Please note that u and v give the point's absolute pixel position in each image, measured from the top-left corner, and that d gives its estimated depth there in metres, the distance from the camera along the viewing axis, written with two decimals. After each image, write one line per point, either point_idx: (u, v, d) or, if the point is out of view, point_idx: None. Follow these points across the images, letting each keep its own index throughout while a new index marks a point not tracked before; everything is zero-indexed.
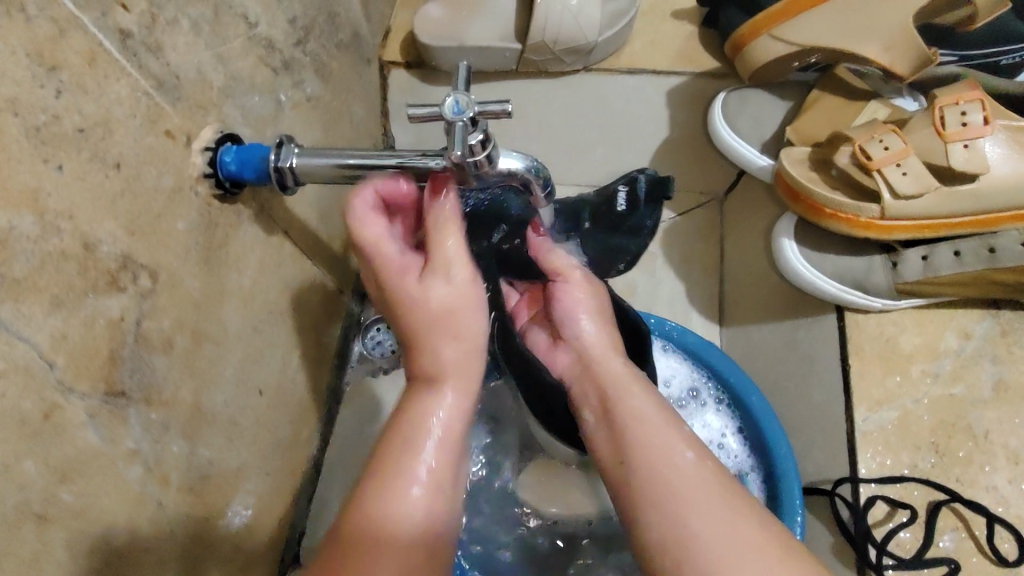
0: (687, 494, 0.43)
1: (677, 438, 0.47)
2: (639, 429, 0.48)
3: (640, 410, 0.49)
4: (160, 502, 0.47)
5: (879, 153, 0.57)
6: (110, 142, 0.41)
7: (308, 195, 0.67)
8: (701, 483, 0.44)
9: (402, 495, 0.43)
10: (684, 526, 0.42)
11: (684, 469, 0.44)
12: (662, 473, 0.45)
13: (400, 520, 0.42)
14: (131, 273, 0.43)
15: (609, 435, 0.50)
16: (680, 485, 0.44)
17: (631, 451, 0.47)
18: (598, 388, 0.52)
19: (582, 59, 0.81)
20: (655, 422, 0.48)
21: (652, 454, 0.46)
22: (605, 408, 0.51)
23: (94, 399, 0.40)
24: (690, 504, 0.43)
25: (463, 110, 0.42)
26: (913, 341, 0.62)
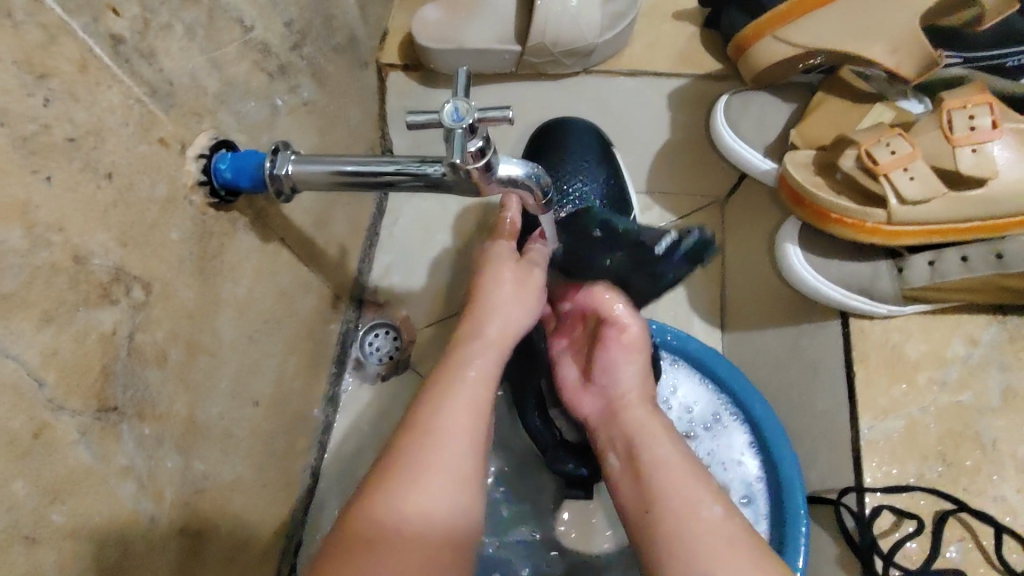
0: (714, 551, 0.43)
1: (703, 492, 0.47)
2: (666, 479, 0.48)
3: (668, 459, 0.50)
4: (154, 519, 0.46)
5: (886, 157, 0.56)
6: (102, 152, 0.40)
7: (304, 201, 0.66)
8: (726, 540, 0.44)
9: (432, 483, 0.44)
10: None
11: (709, 524, 0.45)
12: (687, 525, 0.45)
13: (424, 509, 0.43)
14: (124, 285, 0.42)
15: (632, 482, 0.50)
16: (705, 540, 0.44)
17: (656, 501, 0.47)
18: (625, 434, 0.54)
19: (581, 61, 0.80)
20: (678, 472, 0.49)
21: (679, 507, 0.46)
22: (630, 453, 0.52)
23: (86, 415, 0.39)
24: (715, 560, 0.43)
25: (462, 116, 0.40)
26: (919, 348, 0.61)
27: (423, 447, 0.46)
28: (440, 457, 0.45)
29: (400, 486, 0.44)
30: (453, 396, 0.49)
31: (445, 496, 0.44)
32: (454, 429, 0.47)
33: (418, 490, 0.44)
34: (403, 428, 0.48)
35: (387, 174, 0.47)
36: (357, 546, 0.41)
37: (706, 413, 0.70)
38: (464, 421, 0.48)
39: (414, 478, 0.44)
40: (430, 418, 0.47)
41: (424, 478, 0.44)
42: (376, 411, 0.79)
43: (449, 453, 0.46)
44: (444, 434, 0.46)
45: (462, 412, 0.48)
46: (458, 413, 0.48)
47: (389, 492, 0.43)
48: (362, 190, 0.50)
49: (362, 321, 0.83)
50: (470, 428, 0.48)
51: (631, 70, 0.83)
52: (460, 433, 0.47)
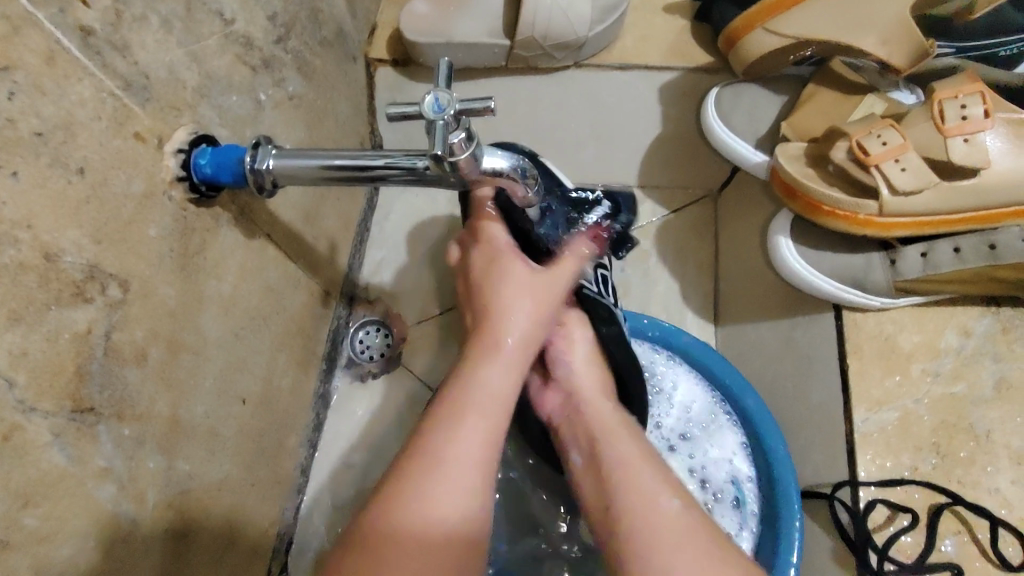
0: (674, 543, 0.43)
1: (664, 486, 0.47)
2: (627, 473, 0.49)
3: (627, 456, 0.50)
4: (135, 522, 0.45)
5: (877, 148, 0.56)
6: (73, 146, 0.39)
7: (290, 196, 0.65)
8: (683, 533, 0.43)
9: (447, 485, 0.43)
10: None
11: (666, 519, 0.44)
12: (643, 517, 0.45)
13: (430, 518, 0.42)
14: (99, 283, 0.41)
15: (593, 477, 0.51)
16: (664, 532, 0.43)
17: (615, 494, 0.48)
18: (590, 432, 0.54)
19: (573, 54, 0.78)
20: (638, 464, 0.49)
21: (640, 498, 0.46)
22: (592, 448, 0.53)
23: (59, 416, 0.39)
24: (676, 553, 0.42)
25: (443, 107, 0.40)
26: (913, 339, 0.60)
27: (443, 449, 0.44)
28: (455, 454, 0.44)
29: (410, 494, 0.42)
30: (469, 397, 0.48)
31: (459, 501, 0.43)
32: (474, 436, 0.46)
33: (428, 497, 0.42)
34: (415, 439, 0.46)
35: (374, 167, 0.46)
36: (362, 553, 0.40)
37: (702, 413, 0.69)
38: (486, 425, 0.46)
39: (427, 481, 0.42)
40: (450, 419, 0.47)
41: (437, 482, 0.42)
42: (367, 409, 0.78)
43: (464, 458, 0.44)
44: (462, 438, 0.45)
45: (481, 414, 0.47)
46: (478, 417, 0.47)
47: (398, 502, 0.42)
48: (350, 184, 0.49)
49: (353, 318, 0.82)
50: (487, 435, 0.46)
51: (622, 64, 0.81)
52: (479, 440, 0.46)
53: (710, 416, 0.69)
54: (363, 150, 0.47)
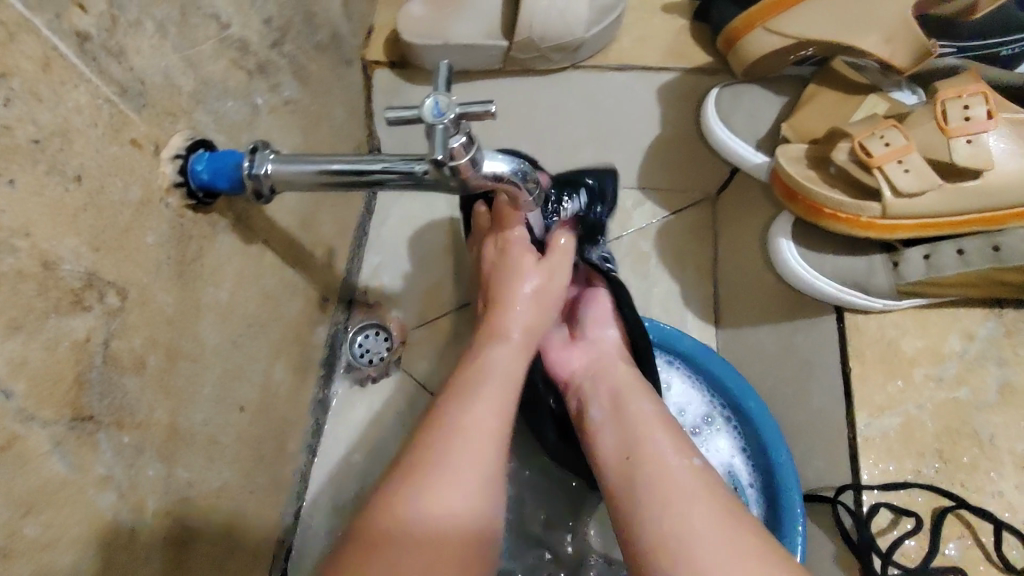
0: (693, 496, 0.45)
1: (683, 446, 0.50)
2: (647, 432, 0.51)
3: (648, 414, 0.53)
4: (135, 530, 0.44)
5: (880, 149, 0.55)
6: (69, 154, 0.38)
7: (287, 202, 0.64)
8: (703, 486, 0.46)
9: (452, 484, 0.43)
10: (686, 524, 0.43)
11: (685, 473, 0.47)
12: (665, 471, 0.47)
13: (439, 509, 0.42)
14: (97, 291, 0.40)
15: (615, 428, 0.53)
16: (682, 486, 0.45)
17: (640, 447, 0.50)
18: (612, 388, 0.57)
19: (569, 57, 0.79)
20: (658, 423, 0.52)
21: (657, 456, 0.48)
22: (615, 403, 0.55)
23: (59, 425, 0.38)
24: (694, 504, 0.44)
25: (443, 111, 0.39)
26: (915, 344, 0.60)
27: (447, 441, 0.45)
28: (461, 444, 0.45)
29: (420, 486, 0.42)
30: (478, 386, 0.50)
31: (464, 498, 0.43)
32: (484, 425, 0.47)
33: (440, 488, 0.43)
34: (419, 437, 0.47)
35: (374, 172, 0.46)
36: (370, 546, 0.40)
37: (697, 415, 0.70)
38: (497, 413, 0.48)
39: (436, 474, 0.43)
40: (450, 412, 0.48)
41: (446, 475, 0.43)
42: (366, 414, 0.78)
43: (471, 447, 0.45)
44: (474, 425, 0.46)
45: (493, 400, 0.49)
46: (484, 408, 0.48)
47: (405, 495, 0.42)
48: (350, 190, 0.49)
49: (351, 322, 0.82)
50: (496, 424, 0.48)
51: (620, 65, 0.81)
52: (484, 427, 0.47)
53: (708, 417, 0.70)
54: (362, 155, 0.47)
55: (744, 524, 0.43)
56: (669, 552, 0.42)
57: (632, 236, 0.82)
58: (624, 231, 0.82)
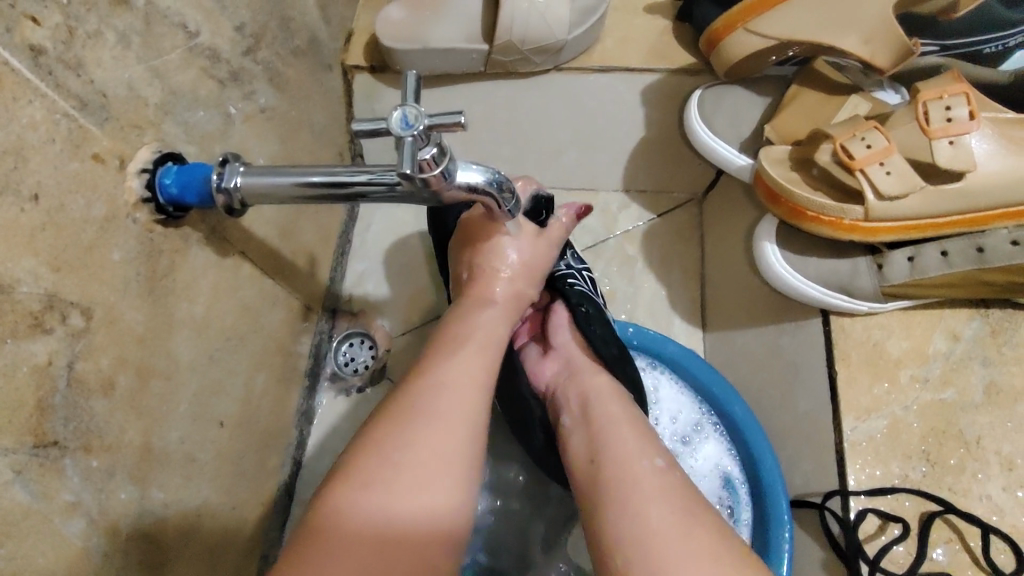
0: (653, 493, 0.43)
1: (649, 446, 0.48)
2: (614, 433, 0.50)
3: (618, 416, 0.52)
4: (107, 556, 0.43)
5: (862, 151, 0.54)
6: (24, 172, 0.37)
7: (264, 213, 0.63)
8: (664, 486, 0.44)
9: (403, 480, 0.41)
10: (643, 523, 0.42)
11: (649, 475, 0.45)
12: (626, 472, 0.46)
13: (406, 508, 0.40)
14: (58, 312, 0.39)
15: (585, 432, 0.52)
16: (643, 486, 0.44)
17: (605, 449, 0.49)
18: (584, 395, 0.56)
19: (552, 58, 0.75)
20: (626, 425, 0.51)
21: (623, 456, 0.47)
22: (586, 410, 0.54)
23: (20, 453, 0.37)
24: (652, 505, 0.43)
25: (412, 123, 0.38)
26: (901, 345, 0.59)
27: (408, 426, 0.43)
28: (416, 432, 0.43)
29: (385, 478, 0.41)
30: (437, 371, 0.47)
31: (416, 495, 0.41)
32: (447, 410, 0.44)
33: (408, 482, 0.41)
34: (375, 423, 0.44)
35: (355, 185, 0.45)
36: (326, 544, 0.39)
37: (687, 423, 0.69)
38: (460, 392, 0.46)
39: (390, 469, 0.41)
40: (416, 393, 0.45)
41: (401, 469, 0.41)
42: (350, 424, 0.77)
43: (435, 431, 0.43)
44: (431, 413, 0.44)
45: (453, 386, 0.46)
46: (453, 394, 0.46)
47: (366, 489, 0.40)
48: (330, 201, 0.47)
49: (336, 331, 0.80)
50: (470, 409, 0.45)
51: (603, 66, 0.77)
52: (458, 417, 0.44)
53: (696, 422, 0.69)
54: (343, 166, 0.46)
55: (704, 526, 0.41)
56: (626, 556, 0.41)
57: (618, 239, 0.83)
58: (611, 234, 0.84)
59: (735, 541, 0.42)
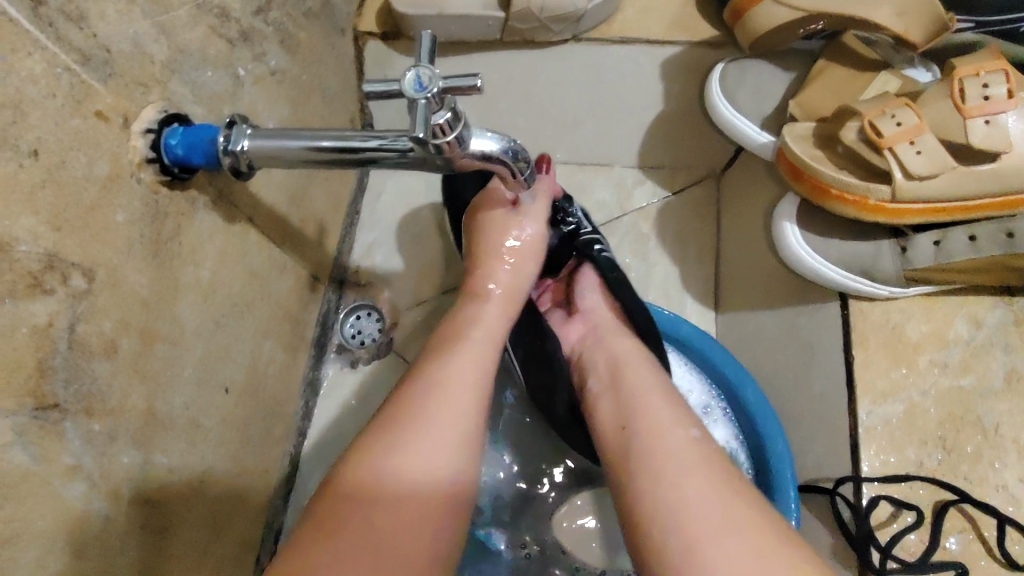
0: (688, 465, 0.43)
1: (682, 417, 0.47)
2: (647, 401, 0.49)
3: (647, 386, 0.51)
4: (109, 520, 0.43)
5: (891, 129, 0.52)
6: (23, 127, 0.36)
7: (274, 177, 0.62)
8: (699, 458, 0.43)
9: (416, 446, 0.43)
10: (677, 496, 0.41)
11: (684, 446, 0.44)
12: (658, 441, 0.45)
13: (428, 467, 0.43)
14: (59, 273, 0.38)
15: (614, 399, 0.52)
16: (677, 457, 0.44)
17: (636, 417, 0.48)
18: (612, 361, 0.56)
19: (570, 28, 0.73)
20: (658, 392, 0.50)
21: (656, 426, 0.47)
22: (614, 376, 0.54)
23: (20, 414, 0.36)
24: (688, 475, 0.42)
25: (426, 86, 0.36)
26: (920, 330, 0.58)
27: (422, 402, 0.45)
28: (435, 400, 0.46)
29: (401, 441, 0.43)
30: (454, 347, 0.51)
31: (431, 460, 0.43)
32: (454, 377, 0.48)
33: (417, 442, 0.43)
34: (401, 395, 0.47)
35: (367, 149, 0.44)
36: (369, 497, 0.41)
37: (698, 403, 0.69)
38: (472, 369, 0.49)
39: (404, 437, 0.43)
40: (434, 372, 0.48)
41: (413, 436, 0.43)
42: (356, 396, 0.76)
43: (459, 390, 0.47)
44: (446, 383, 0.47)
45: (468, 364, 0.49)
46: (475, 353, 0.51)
47: (383, 450, 0.43)
48: (341, 165, 0.46)
49: (343, 302, 0.80)
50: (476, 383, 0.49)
51: (623, 37, 0.75)
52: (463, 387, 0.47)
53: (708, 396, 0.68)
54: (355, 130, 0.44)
55: (741, 495, 0.41)
56: (662, 525, 0.40)
57: (632, 216, 0.82)
58: (625, 212, 0.82)
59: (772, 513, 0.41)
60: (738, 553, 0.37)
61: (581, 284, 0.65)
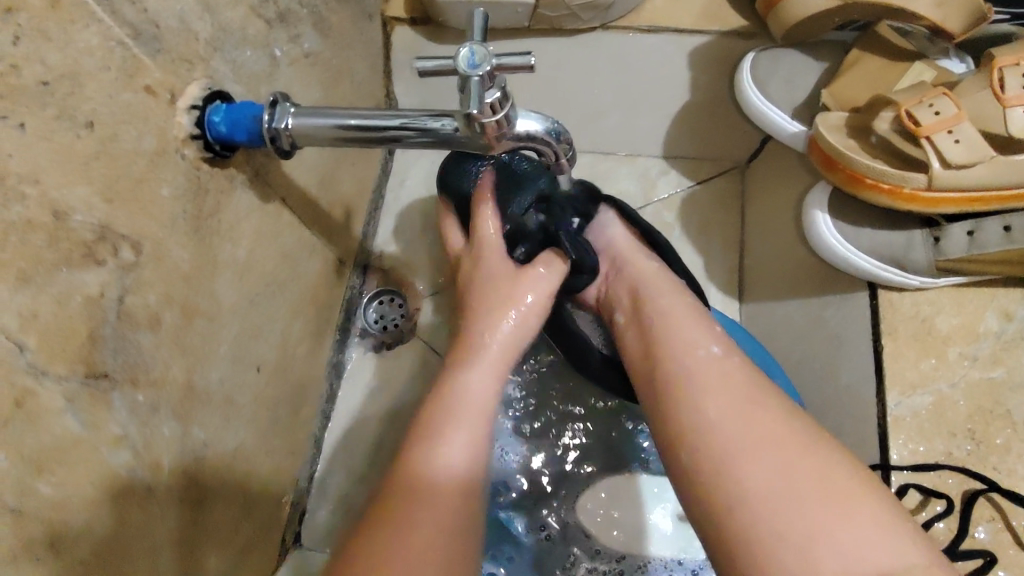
0: (711, 385, 0.46)
1: (706, 336, 0.50)
2: (669, 326, 0.52)
3: (671, 310, 0.54)
4: (151, 490, 0.44)
5: (929, 118, 0.52)
6: (80, 98, 0.36)
7: (306, 159, 0.62)
8: (723, 377, 0.46)
9: (451, 444, 0.46)
10: (705, 418, 0.44)
11: (708, 362, 0.47)
12: (683, 370, 0.48)
13: (462, 461, 0.45)
14: (110, 244, 0.39)
15: (641, 330, 0.54)
16: (702, 376, 0.47)
17: (661, 344, 0.51)
18: (634, 288, 0.58)
19: (601, 15, 0.75)
20: (682, 316, 0.53)
21: (679, 351, 0.49)
22: (638, 304, 0.56)
23: (72, 381, 0.37)
24: (713, 396, 0.45)
25: (479, 62, 0.37)
26: (951, 322, 0.58)
27: (451, 405, 0.48)
28: (461, 400, 0.48)
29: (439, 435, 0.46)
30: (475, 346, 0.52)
31: (462, 453, 0.46)
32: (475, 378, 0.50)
33: (455, 437, 0.46)
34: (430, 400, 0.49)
35: (396, 130, 0.45)
36: (411, 496, 0.43)
37: None
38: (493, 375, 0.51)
39: (436, 435, 0.46)
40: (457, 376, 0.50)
41: (445, 435, 0.46)
42: (380, 380, 0.77)
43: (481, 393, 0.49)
44: (472, 392, 0.49)
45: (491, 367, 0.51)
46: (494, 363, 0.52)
47: (423, 449, 0.46)
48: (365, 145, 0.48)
49: (366, 287, 0.80)
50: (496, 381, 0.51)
51: (650, 25, 0.76)
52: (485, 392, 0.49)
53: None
54: (377, 109, 0.46)
55: (766, 409, 0.44)
56: (693, 448, 0.43)
57: (656, 206, 0.81)
58: (649, 201, 0.82)
59: (801, 423, 0.43)
60: (769, 462, 0.40)
61: (596, 218, 0.65)
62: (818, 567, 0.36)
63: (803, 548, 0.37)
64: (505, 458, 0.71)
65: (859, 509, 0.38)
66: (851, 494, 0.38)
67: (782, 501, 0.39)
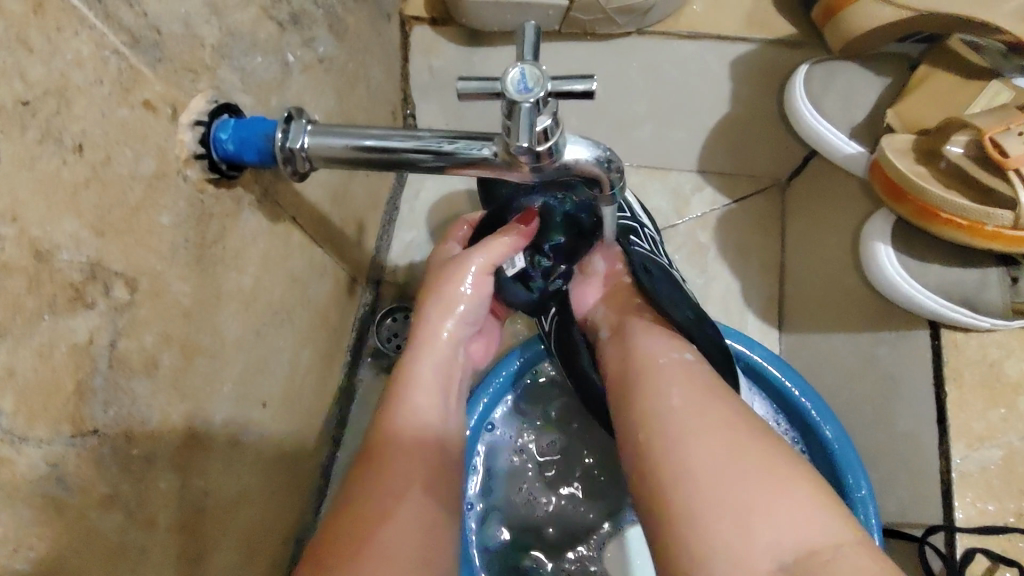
0: (673, 379, 0.46)
1: (677, 345, 0.50)
2: (644, 335, 0.52)
3: (647, 327, 0.53)
4: (144, 550, 0.39)
5: (1018, 149, 0.48)
6: (67, 118, 0.31)
7: (319, 174, 0.57)
8: (686, 374, 0.46)
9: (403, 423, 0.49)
10: (661, 406, 0.44)
11: (674, 364, 0.47)
12: (651, 364, 0.48)
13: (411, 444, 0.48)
14: (101, 283, 0.34)
15: (617, 344, 0.53)
16: (664, 373, 0.47)
17: (634, 351, 0.51)
18: (617, 311, 0.57)
19: (637, 22, 0.70)
20: (653, 331, 0.52)
21: (650, 355, 0.49)
22: (618, 326, 0.55)
23: (56, 443, 0.32)
24: (674, 388, 0.45)
25: (532, 87, 0.32)
26: (1021, 367, 0.53)
27: (406, 388, 0.51)
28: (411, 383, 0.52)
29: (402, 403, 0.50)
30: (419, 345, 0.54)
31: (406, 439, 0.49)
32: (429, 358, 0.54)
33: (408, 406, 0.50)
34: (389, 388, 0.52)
35: (414, 153, 0.40)
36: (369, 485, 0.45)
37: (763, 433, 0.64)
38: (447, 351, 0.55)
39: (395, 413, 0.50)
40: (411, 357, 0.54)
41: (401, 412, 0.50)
42: None
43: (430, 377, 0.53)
44: (421, 377, 0.52)
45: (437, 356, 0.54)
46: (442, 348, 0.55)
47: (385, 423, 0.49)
48: (378, 169, 0.43)
49: (379, 305, 0.75)
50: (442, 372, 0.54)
51: (690, 32, 0.72)
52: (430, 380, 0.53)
53: None
54: (393, 130, 0.42)
55: (725, 404, 0.43)
56: (648, 432, 0.43)
57: (690, 224, 0.76)
58: (681, 219, 0.76)
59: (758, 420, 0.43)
60: (716, 442, 0.40)
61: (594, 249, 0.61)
62: (750, 534, 0.36)
63: (737, 515, 0.36)
64: (535, 505, 0.67)
65: (797, 489, 0.37)
66: (790, 474, 0.38)
67: (726, 479, 0.38)
